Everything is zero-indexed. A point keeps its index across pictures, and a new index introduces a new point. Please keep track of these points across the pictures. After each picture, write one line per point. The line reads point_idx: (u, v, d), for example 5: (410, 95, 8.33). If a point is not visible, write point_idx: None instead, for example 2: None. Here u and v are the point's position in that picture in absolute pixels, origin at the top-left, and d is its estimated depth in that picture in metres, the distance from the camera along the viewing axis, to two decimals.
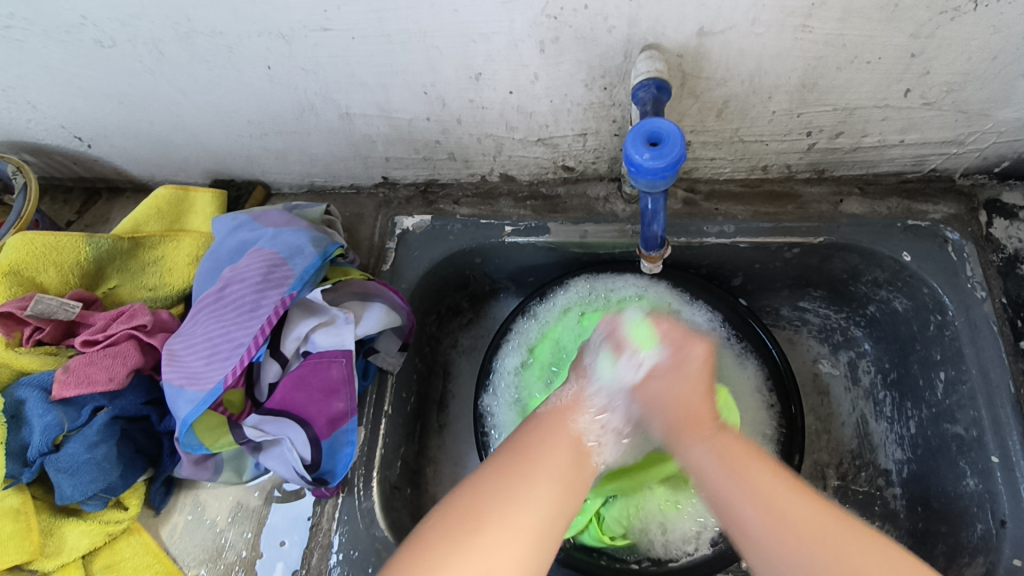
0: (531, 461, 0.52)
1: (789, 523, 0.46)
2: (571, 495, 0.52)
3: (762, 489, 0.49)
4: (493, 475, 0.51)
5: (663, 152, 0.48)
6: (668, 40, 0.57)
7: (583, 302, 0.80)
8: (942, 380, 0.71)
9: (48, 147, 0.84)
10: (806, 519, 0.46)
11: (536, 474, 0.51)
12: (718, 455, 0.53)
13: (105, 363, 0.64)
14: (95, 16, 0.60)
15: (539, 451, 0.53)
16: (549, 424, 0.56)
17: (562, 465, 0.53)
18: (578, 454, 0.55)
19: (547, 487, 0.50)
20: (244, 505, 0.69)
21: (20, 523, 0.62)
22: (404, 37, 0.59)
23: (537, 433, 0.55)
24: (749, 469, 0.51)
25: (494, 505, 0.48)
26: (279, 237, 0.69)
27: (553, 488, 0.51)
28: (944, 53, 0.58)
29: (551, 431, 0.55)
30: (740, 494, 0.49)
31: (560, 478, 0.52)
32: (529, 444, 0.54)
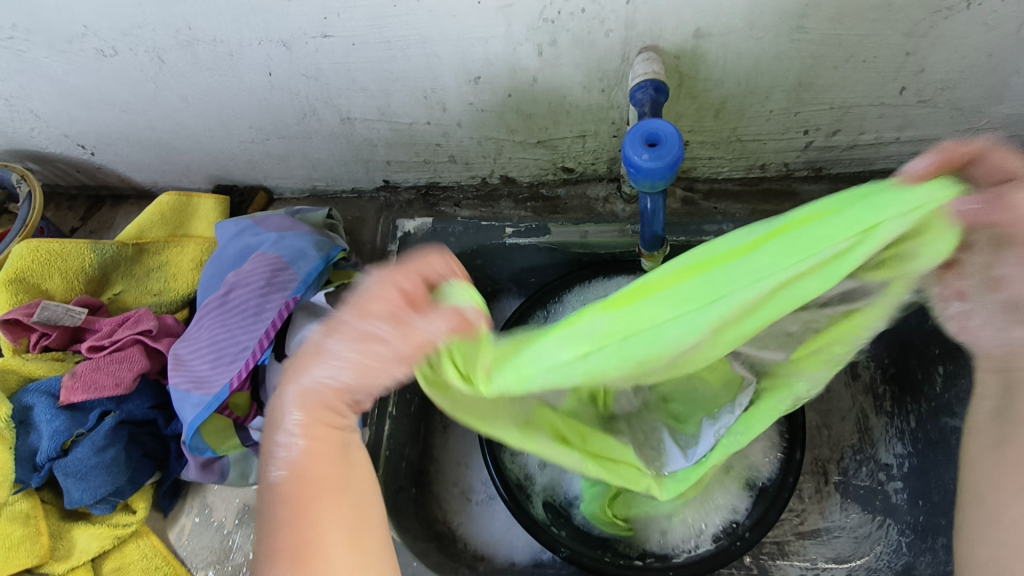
0: (314, 527, 0.38)
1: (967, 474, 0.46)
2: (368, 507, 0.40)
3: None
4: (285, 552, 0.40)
5: (660, 154, 0.49)
6: (665, 41, 0.58)
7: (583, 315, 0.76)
8: (941, 375, 0.72)
9: (52, 156, 0.85)
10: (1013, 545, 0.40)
11: (341, 515, 0.39)
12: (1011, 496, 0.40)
13: (112, 368, 0.64)
14: (98, 26, 0.61)
15: (310, 502, 0.39)
16: (301, 482, 0.39)
17: (339, 508, 0.39)
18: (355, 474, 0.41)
19: (339, 543, 0.38)
20: (250, 507, 0.69)
21: (29, 527, 0.64)
22: (404, 42, 0.60)
23: (304, 488, 0.39)
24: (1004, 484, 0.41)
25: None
26: (282, 241, 0.70)
27: (347, 537, 0.39)
28: (937, 52, 0.59)
29: (302, 490, 0.39)
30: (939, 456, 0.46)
31: (348, 517, 0.39)
32: (301, 508, 0.39)
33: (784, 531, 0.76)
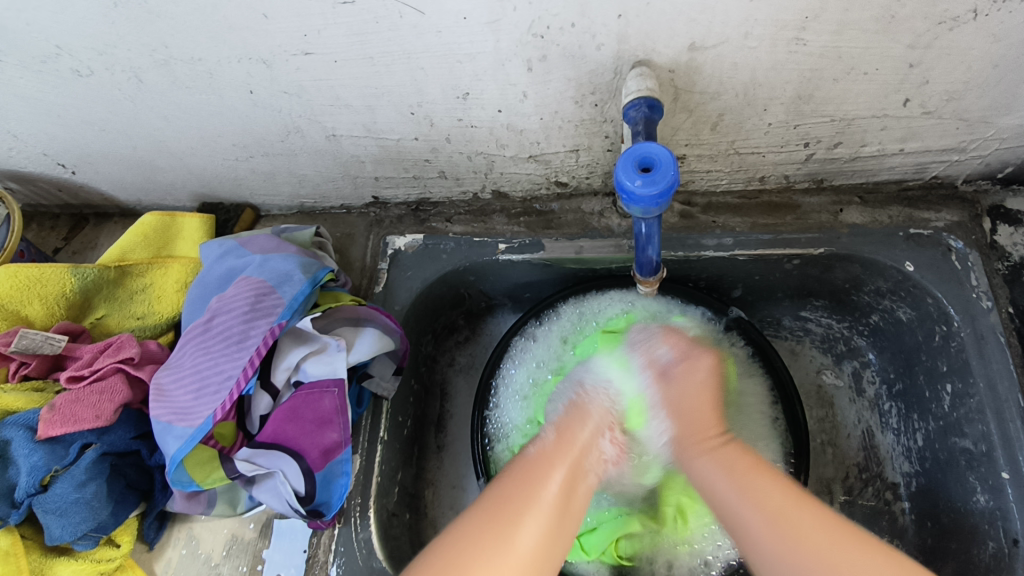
0: (526, 498, 0.51)
1: (788, 522, 0.48)
2: (562, 529, 0.51)
3: (754, 478, 0.52)
4: (477, 524, 0.50)
5: (655, 179, 0.46)
6: (658, 55, 0.56)
7: (575, 334, 0.79)
8: (949, 393, 0.69)
9: (32, 175, 0.82)
10: (829, 528, 0.48)
11: (565, 486, 0.53)
12: (732, 469, 0.54)
13: (92, 400, 0.62)
14: (70, 46, 0.59)
15: (538, 481, 0.53)
16: (540, 460, 0.55)
17: (569, 479, 0.54)
18: (591, 452, 0.56)
19: (540, 509, 0.51)
20: (239, 538, 0.67)
21: (9, 565, 0.61)
22: (388, 59, 0.57)
23: (543, 445, 0.56)
24: (751, 480, 0.52)
25: (494, 539, 0.49)
26: (267, 263, 0.67)
27: (545, 514, 0.51)
28: (943, 63, 0.56)
29: (546, 464, 0.54)
30: (736, 495, 0.52)
31: (548, 491, 0.52)
32: (552, 473, 0.54)
33: None
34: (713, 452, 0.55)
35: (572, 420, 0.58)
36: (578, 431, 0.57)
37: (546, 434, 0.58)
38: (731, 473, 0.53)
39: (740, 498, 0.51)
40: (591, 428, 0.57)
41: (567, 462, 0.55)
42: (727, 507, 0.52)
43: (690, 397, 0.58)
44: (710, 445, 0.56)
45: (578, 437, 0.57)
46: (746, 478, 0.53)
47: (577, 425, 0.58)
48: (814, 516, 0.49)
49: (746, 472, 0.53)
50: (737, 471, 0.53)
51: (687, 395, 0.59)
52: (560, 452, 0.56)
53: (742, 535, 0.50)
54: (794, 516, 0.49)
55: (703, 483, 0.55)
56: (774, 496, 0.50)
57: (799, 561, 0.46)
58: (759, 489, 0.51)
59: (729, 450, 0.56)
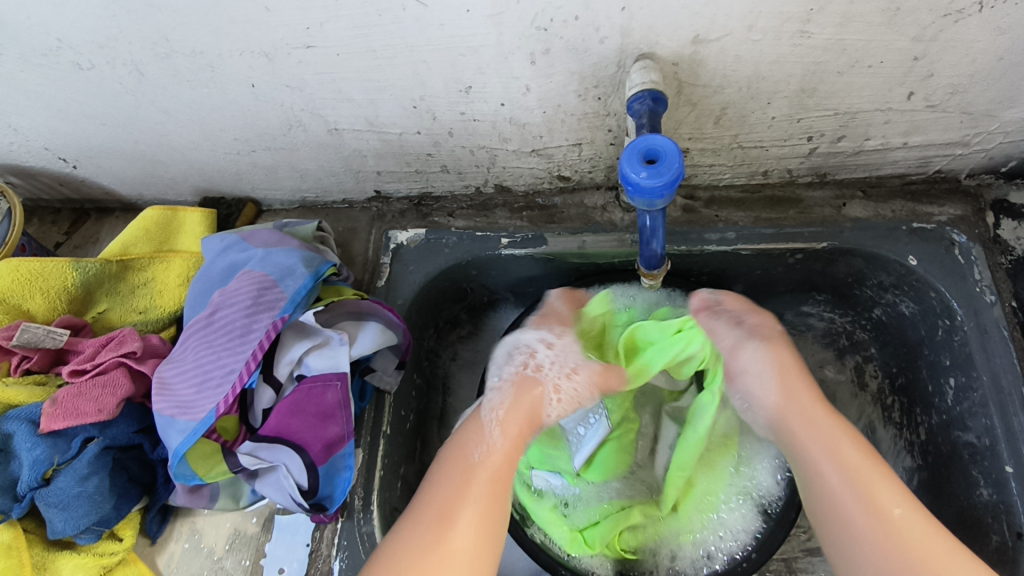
0: (458, 506, 0.53)
1: (883, 508, 0.50)
2: (493, 529, 0.53)
3: (851, 454, 0.53)
4: (419, 536, 0.51)
5: (660, 170, 0.46)
6: (662, 48, 0.56)
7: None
8: (953, 387, 0.69)
9: (33, 169, 0.82)
10: (912, 519, 0.49)
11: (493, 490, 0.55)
12: (832, 447, 0.54)
13: (94, 394, 0.62)
14: (72, 40, 0.58)
15: (473, 488, 0.55)
16: (472, 460, 0.57)
17: (494, 483, 0.56)
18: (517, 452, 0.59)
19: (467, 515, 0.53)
20: (242, 532, 0.67)
21: (12, 559, 0.61)
22: (390, 52, 0.57)
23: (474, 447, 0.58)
24: (848, 460, 0.53)
25: (434, 548, 0.50)
26: (269, 257, 0.67)
27: (474, 521, 0.53)
28: (948, 56, 0.56)
29: (474, 470, 0.56)
30: (836, 473, 0.53)
31: (478, 500, 0.54)
32: (480, 480, 0.55)
33: (792, 548, 0.75)
34: (811, 428, 0.56)
35: (503, 417, 0.60)
36: (522, 419, 0.61)
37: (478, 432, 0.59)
38: (830, 451, 0.54)
39: (838, 477, 0.52)
40: (509, 424, 0.60)
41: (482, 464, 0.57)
42: (823, 482, 0.53)
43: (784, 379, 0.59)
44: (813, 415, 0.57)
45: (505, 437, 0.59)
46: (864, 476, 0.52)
47: (506, 423, 0.60)
48: (903, 499, 0.51)
49: (861, 459, 0.53)
50: (834, 442, 0.54)
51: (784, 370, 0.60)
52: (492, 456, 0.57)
53: (830, 516, 0.52)
54: (888, 502, 0.50)
55: (801, 453, 0.56)
56: (882, 486, 0.51)
57: (877, 546, 0.49)
58: (854, 469, 0.52)
59: (826, 424, 0.56)
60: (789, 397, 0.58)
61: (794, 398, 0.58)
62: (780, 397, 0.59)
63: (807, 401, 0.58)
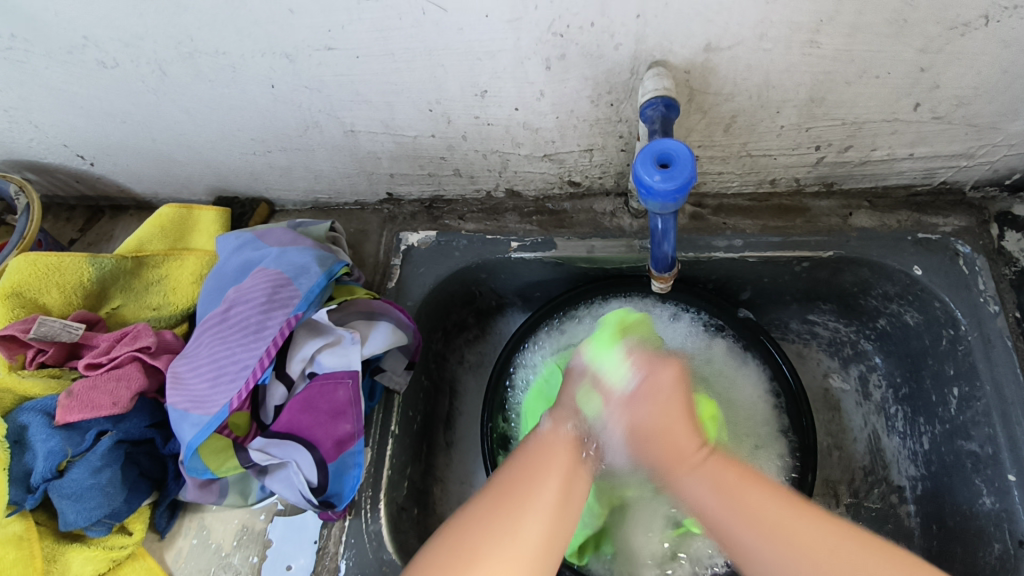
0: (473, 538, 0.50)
1: (766, 524, 0.49)
2: (562, 523, 0.52)
3: (695, 478, 0.54)
4: (439, 559, 0.49)
5: (673, 174, 0.47)
6: (675, 56, 0.57)
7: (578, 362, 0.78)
8: (956, 397, 0.70)
9: (51, 166, 0.83)
10: (805, 533, 0.48)
11: (521, 517, 0.51)
12: (721, 487, 0.53)
13: (109, 387, 0.63)
14: (98, 37, 0.60)
15: (497, 506, 0.52)
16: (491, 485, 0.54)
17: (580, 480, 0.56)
18: (572, 478, 0.55)
19: (526, 532, 0.50)
20: (250, 528, 0.68)
21: (23, 550, 0.62)
22: (409, 55, 0.59)
23: (522, 457, 0.56)
24: (741, 498, 0.52)
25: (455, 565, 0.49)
26: (284, 256, 0.68)
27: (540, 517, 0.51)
28: (953, 68, 0.57)
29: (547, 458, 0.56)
30: (722, 509, 0.52)
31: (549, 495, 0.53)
32: (491, 509, 0.52)
33: None
34: (700, 467, 0.55)
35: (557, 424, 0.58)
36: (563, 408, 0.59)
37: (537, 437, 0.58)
38: (721, 492, 0.52)
39: (726, 510, 0.51)
40: (563, 450, 0.56)
41: (501, 483, 0.54)
42: (721, 526, 0.51)
43: (653, 413, 0.57)
44: (696, 459, 0.56)
45: (562, 456, 0.56)
46: (736, 491, 0.52)
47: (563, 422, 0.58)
48: (796, 516, 0.50)
49: (755, 491, 0.52)
50: (729, 489, 0.52)
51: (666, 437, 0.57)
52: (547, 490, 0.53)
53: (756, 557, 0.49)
54: (758, 508, 0.50)
55: (695, 503, 0.54)
56: (750, 497, 0.51)
57: (791, 570, 0.48)
58: (753, 504, 0.51)
59: (713, 461, 0.55)
60: (657, 423, 0.57)
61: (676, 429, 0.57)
62: (644, 425, 0.57)
63: (688, 436, 0.57)
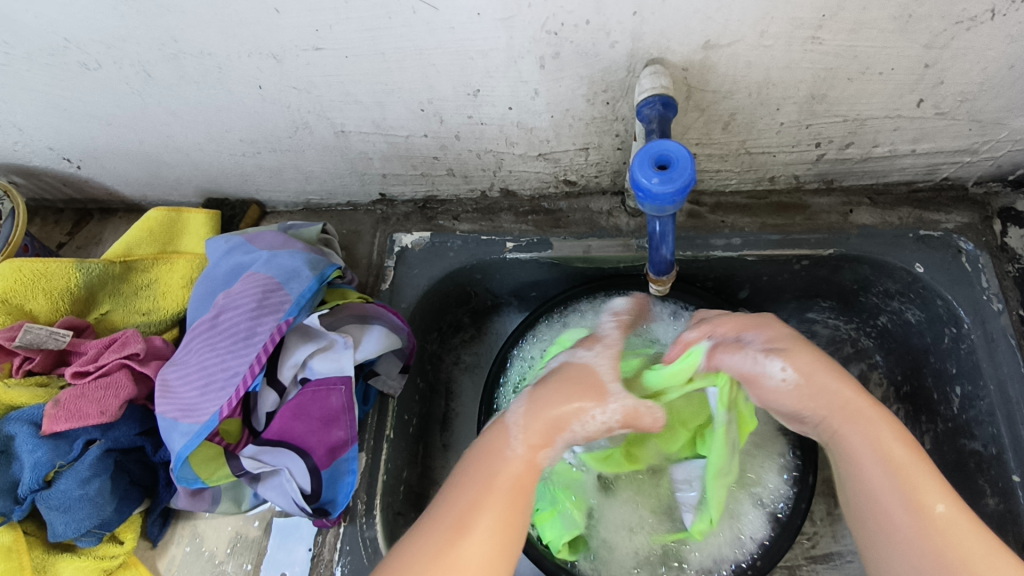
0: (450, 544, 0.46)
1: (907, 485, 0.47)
2: (510, 535, 0.48)
3: (893, 450, 0.49)
4: None
5: (671, 176, 0.46)
6: (673, 54, 0.55)
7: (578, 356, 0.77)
8: (959, 395, 0.69)
9: (37, 169, 0.82)
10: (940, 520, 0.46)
11: (464, 539, 0.46)
12: (876, 452, 0.49)
13: (97, 396, 0.62)
14: (79, 39, 0.58)
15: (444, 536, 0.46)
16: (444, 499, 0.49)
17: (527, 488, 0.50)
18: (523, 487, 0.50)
19: (486, 530, 0.47)
20: (243, 536, 0.67)
21: (12, 562, 0.61)
22: (400, 55, 0.57)
23: (470, 465, 0.51)
24: (923, 484, 0.47)
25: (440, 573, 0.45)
26: (274, 259, 0.67)
27: (490, 536, 0.47)
28: (959, 63, 0.56)
29: (495, 468, 0.50)
30: (888, 480, 0.48)
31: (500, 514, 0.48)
32: (467, 521, 0.47)
33: (796, 555, 0.75)
34: (859, 428, 0.51)
35: (537, 432, 0.52)
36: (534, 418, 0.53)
37: (507, 442, 0.52)
38: (882, 456, 0.49)
39: (892, 484, 0.48)
40: (515, 454, 0.51)
41: (479, 489, 0.49)
42: (867, 483, 0.49)
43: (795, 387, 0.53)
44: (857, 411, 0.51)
45: (509, 465, 0.50)
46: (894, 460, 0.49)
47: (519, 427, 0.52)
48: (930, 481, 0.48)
49: (902, 454, 0.49)
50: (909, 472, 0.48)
51: (811, 387, 0.52)
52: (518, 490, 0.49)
53: (870, 518, 0.48)
54: (924, 490, 0.47)
55: (847, 455, 0.51)
56: (905, 469, 0.48)
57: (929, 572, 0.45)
58: (918, 491, 0.47)
59: (880, 420, 0.51)
60: (814, 396, 0.52)
61: (825, 404, 0.52)
62: (808, 398, 0.53)
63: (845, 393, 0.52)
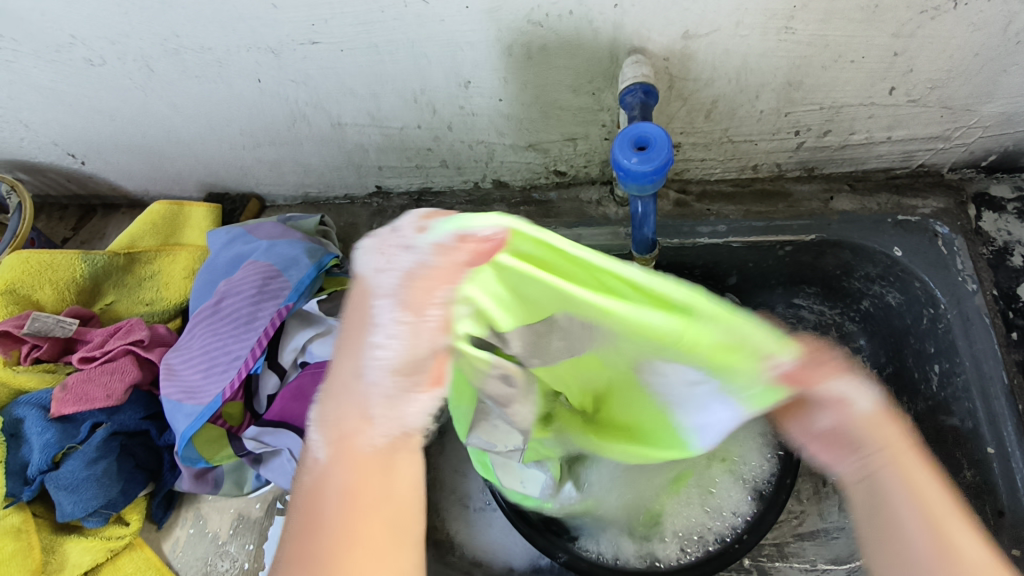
0: (330, 556, 0.37)
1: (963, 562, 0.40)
2: (397, 505, 0.40)
3: (931, 503, 0.42)
4: None
5: (650, 157, 0.48)
6: (654, 43, 0.58)
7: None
8: (937, 373, 0.71)
9: (42, 165, 0.84)
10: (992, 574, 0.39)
11: (346, 538, 0.38)
12: (907, 473, 0.43)
13: (103, 380, 0.64)
14: (84, 35, 0.60)
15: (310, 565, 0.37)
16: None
17: (386, 463, 0.40)
18: (383, 474, 0.40)
19: (362, 512, 0.38)
20: (246, 517, 0.69)
21: (21, 541, 0.63)
22: (392, 47, 0.60)
23: (313, 510, 0.39)
24: (937, 503, 0.42)
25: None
26: (274, 248, 0.69)
27: (374, 526, 0.38)
28: (926, 51, 0.59)
29: (338, 464, 0.40)
30: (903, 489, 0.43)
31: (369, 497, 0.39)
32: (337, 523, 0.38)
33: (783, 533, 0.74)
34: (869, 458, 0.45)
35: (329, 415, 0.41)
36: (339, 398, 0.42)
37: (316, 452, 0.41)
38: (917, 497, 0.42)
39: (906, 492, 0.43)
40: (356, 449, 0.40)
41: (320, 515, 0.38)
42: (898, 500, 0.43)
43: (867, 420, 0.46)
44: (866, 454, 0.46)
45: (352, 466, 0.40)
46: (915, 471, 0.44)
47: (331, 422, 0.41)
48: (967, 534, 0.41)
49: (934, 483, 0.43)
50: (941, 520, 0.41)
51: (873, 426, 0.45)
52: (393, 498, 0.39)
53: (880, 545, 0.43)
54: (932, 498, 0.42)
55: (886, 487, 0.44)
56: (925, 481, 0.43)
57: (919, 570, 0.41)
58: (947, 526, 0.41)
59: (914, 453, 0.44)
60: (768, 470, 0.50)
61: (876, 434, 0.45)
62: (870, 425, 0.45)
63: (893, 436, 0.45)
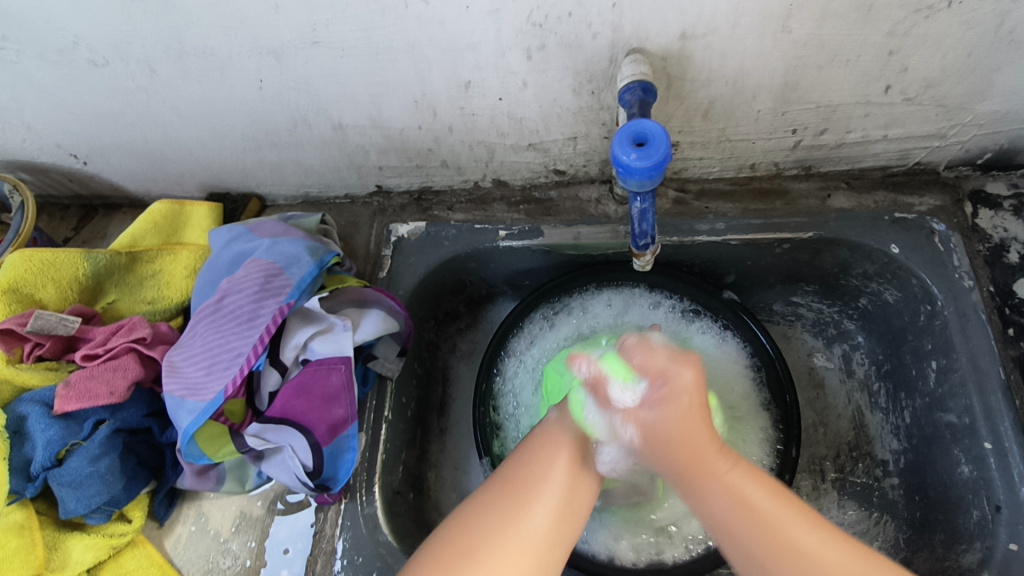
0: (493, 536, 0.48)
1: (785, 541, 0.45)
2: (557, 540, 0.50)
3: (766, 518, 0.47)
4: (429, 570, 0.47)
5: (649, 154, 0.49)
6: (652, 43, 0.59)
7: (573, 338, 0.83)
8: (935, 370, 0.72)
9: (44, 166, 0.85)
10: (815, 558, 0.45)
11: (520, 518, 0.49)
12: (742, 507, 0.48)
13: (106, 377, 0.64)
14: (88, 37, 0.61)
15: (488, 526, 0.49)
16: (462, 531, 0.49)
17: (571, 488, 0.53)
18: (562, 500, 0.52)
19: (534, 530, 0.49)
20: (247, 514, 0.69)
21: (24, 538, 0.63)
22: (393, 48, 0.60)
23: (497, 509, 0.50)
24: (760, 522, 0.47)
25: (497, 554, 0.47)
26: (275, 246, 0.69)
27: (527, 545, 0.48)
28: (921, 50, 0.59)
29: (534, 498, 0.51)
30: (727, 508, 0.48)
31: (544, 527, 0.50)
32: (507, 517, 0.49)
33: None
34: (723, 476, 0.49)
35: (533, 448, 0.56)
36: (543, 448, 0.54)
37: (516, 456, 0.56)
38: (736, 508, 0.48)
39: (726, 508, 0.48)
40: (564, 455, 0.54)
41: (503, 524, 0.49)
42: (736, 531, 0.47)
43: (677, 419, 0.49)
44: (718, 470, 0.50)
45: (554, 469, 0.53)
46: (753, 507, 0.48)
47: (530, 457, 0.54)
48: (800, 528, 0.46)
49: (759, 494, 0.48)
50: (760, 529, 0.47)
51: (725, 491, 0.49)
52: (540, 530, 0.49)
53: (755, 573, 0.46)
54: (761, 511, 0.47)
55: (728, 500, 0.48)
56: (748, 492, 0.49)
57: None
58: (777, 531, 0.46)
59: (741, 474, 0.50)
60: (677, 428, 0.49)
61: (667, 448, 0.50)
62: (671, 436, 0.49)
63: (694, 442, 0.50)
